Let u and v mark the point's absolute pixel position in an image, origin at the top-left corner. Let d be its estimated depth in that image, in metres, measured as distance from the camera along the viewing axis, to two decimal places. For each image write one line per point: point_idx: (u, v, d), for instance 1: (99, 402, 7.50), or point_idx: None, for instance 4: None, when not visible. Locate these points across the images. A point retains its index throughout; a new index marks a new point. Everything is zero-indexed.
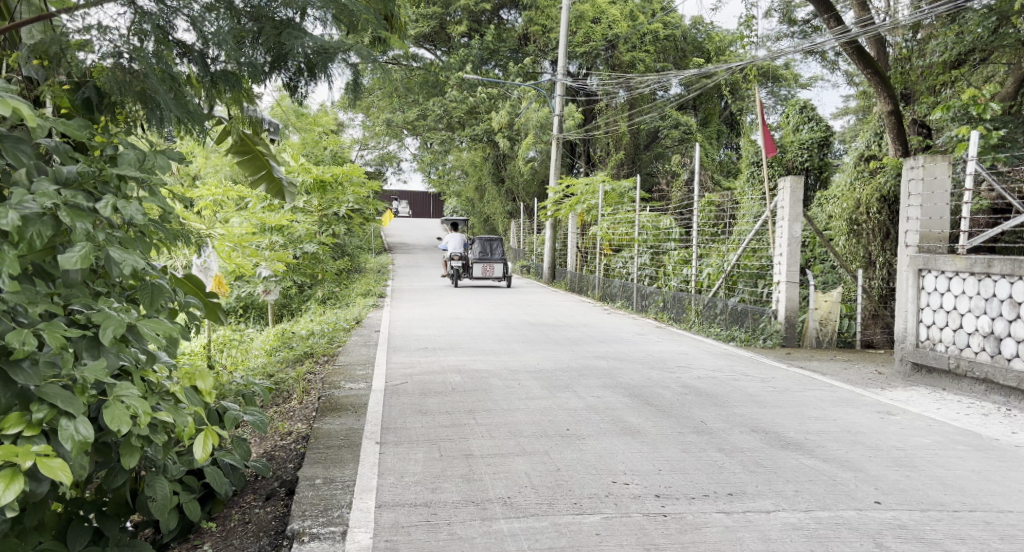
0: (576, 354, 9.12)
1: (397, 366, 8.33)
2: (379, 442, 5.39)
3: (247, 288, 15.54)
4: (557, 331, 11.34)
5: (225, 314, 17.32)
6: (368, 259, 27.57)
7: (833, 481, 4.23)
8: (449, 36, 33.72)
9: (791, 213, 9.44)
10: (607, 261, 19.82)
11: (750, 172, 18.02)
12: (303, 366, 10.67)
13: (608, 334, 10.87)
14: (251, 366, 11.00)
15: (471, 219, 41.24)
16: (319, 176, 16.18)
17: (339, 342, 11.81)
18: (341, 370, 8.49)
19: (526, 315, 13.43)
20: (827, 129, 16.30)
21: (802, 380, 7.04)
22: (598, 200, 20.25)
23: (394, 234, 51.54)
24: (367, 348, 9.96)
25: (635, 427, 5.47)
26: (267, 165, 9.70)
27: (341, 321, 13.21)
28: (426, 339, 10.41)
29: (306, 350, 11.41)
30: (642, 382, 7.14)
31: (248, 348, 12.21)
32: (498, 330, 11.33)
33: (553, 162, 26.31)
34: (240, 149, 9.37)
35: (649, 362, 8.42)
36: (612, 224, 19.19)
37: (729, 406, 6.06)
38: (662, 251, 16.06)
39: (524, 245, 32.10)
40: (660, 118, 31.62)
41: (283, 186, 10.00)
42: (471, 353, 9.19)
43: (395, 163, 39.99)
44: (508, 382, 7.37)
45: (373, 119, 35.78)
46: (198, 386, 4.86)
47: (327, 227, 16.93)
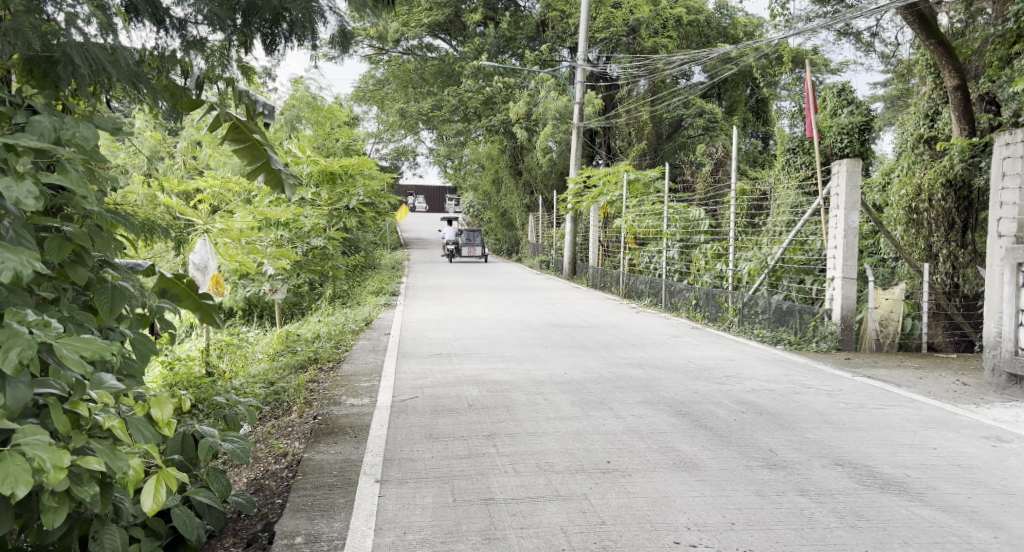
0: (608, 361, 8.14)
1: (406, 376, 7.40)
2: (379, 479, 4.45)
3: (253, 287, 14.69)
4: (583, 333, 10.36)
5: (231, 314, 16.52)
6: (384, 255, 26.77)
7: (965, 545, 3.26)
8: (464, 25, 32.92)
9: (848, 201, 8.44)
10: (632, 255, 18.84)
11: (785, 159, 16.98)
12: (308, 373, 9.77)
13: (640, 337, 9.87)
14: (251, 373, 10.15)
15: (488, 214, 40.35)
16: (327, 167, 15.31)
17: (346, 346, 10.89)
18: (345, 381, 7.56)
19: (549, 315, 12.47)
20: (868, 112, 15.20)
21: (876, 392, 6.04)
22: (622, 190, 19.26)
23: (410, 230, 50.78)
24: (375, 354, 9.05)
25: (691, 459, 4.50)
26: (265, 155, 8.65)
27: (349, 323, 12.27)
28: (439, 343, 9.48)
29: (312, 355, 10.49)
30: (689, 397, 6.16)
31: (250, 353, 11.34)
32: (519, 333, 10.37)
33: (573, 152, 25.38)
34: (235, 134, 8.40)
35: (692, 370, 7.43)
36: (637, 216, 18.15)
37: (800, 428, 5.07)
38: (691, 244, 15.07)
39: (543, 240, 31.15)
40: (684, 106, 30.73)
41: (282, 179, 8.89)
42: (490, 360, 8.24)
43: (410, 156, 39.20)
44: (533, 397, 6.42)
45: (388, 112, 34.96)
46: (153, 415, 3.98)
47: (336, 222, 16.06)
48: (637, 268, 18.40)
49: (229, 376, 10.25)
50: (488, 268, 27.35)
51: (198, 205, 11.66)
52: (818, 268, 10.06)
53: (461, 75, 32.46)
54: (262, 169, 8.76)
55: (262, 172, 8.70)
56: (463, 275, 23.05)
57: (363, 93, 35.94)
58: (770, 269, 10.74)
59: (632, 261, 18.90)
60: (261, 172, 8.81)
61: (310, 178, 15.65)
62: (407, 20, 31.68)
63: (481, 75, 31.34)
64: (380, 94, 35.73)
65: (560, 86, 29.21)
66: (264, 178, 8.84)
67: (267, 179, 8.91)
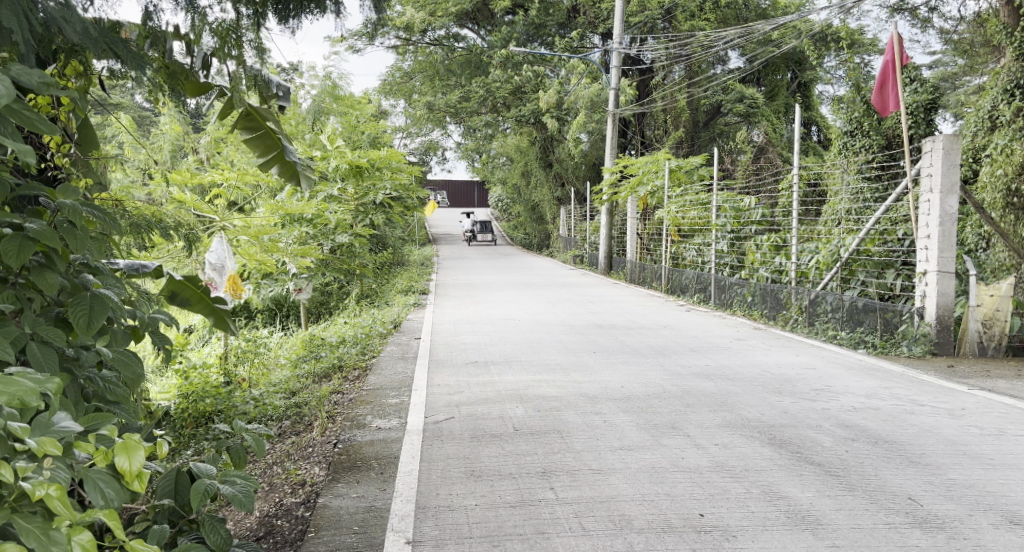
0: (670, 370, 7.12)
1: (439, 391, 6.46)
2: (412, 540, 3.49)
3: (277, 287, 13.87)
4: (635, 336, 9.33)
5: (253, 315, 15.72)
6: (412, 252, 25.89)
7: None
8: (492, 14, 32.09)
9: (945, 183, 7.76)
10: (676, 248, 17.87)
11: (842, 142, 16.01)
12: (331, 382, 8.84)
13: (699, 341, 8.85)
14: (272, 381, 9.32)
15: (518, 208, 39.41)
16: (353, 160, 14.43)
17: (373, 352, 9.91)
18: (369, 396, 6.63)
19: (591, 315, 11.51)
20: (933, 90, 14.24)
21: (1009, 412, 5.02)
22: (663, 179, 18.32)
23: (439, 226, 49.89)
24: (404, 362, 8.13)
25: (810, 512, 3.52)
26: (279, 144, 7.77)
27: (376, 325, 11.31)
28: (475, 349, 8.55)
29: (337, 361, 9.55)
30: (780, 419, 5.14)
31: (272, 358, 10.53)
32: (561, 336, 9.42)
33: (609, 141, 24.38)
34: (247, 121, 7.53)
35: (771, 383, 6.41)
36: (682, 207, 17.13)
37: (936, 464, 4.07)
38: (744, 236, 14.17)
39: (575, 233, 30.11)
40: (723, 92, 29.78)
41: (298, 169, 7.97)
42: (533, 370, 7.27)
43: (439, 151, 38.32)
44: (589, 417, 5.42)
45: (415, 105, 34.06)
46: (117, 464, 2.93)
47: (363, 218, 15.21)
48: (682, 261, 17.41)
49: (251, 385, 9.37)
50: (520, 263, 26.40)
51: (215, 201, 10.80)
52: (909, 251, 9.12)
53: (490, 65, 31.59)
54: (275, 159, 7.86)
55: (276, 162, 7.81)
56: (495, 272, 22.10)
57: (389, 86, 35.06)
58: (844, 261, 9.98)
59: (676, 254, 17.88)
60: (274, 163, 7.90)
61: (337, 172, 14.79)
62: (433, 9, 30.75)
63: (510, 64, 30.36)
64: (407, 86, 34.84)
65: (592, 73, 28.18)
66: (278, 170, 7.92)
67: (281, 170, 7.97)
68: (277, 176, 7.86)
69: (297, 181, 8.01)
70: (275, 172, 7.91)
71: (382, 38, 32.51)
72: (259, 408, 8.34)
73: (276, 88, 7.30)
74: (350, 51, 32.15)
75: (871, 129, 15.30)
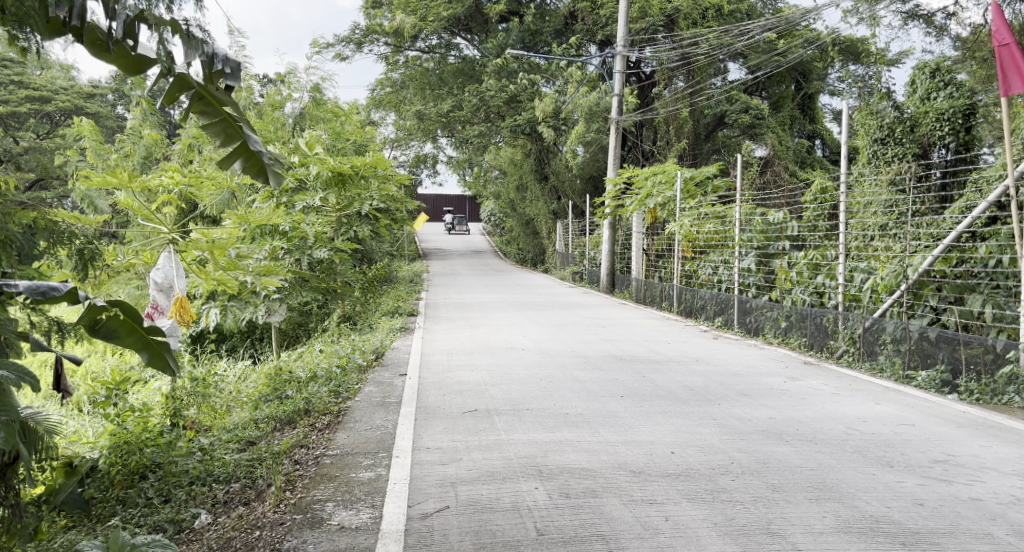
0: (729, 425, 5.61)
1: (430, 460, 4.91)
2: None
3: (248, 309, 12.23)
4: (666, 374, 7.79)
5: (221, 340, 14.10)
6: (400, 269, 24.30)
7: None
8: (486, 22, 30.78)
9: None
10: (688, 266, 16.40)
11: (873, 151, 14.69)
12: (293, 432, 7.19)
13: (747, 381, 7.33)
14: (229, 425, 7.73)
15: (510, 223, 37.97)
16: (337, 166, 12.87)
17: (349, 392, 8.16)
18: (334, 465, 5.07)
19: (606, 345, 9.97)
20: (971, 95, 13.12)
21: None
22: (674, 191, 16.89)
23: (429, 240, 48.22)
24: (386, 409, 6.55)
25: None
26: (241, 134, 6.99)
27: (353, 355, 9.63)
28: (473, 392, 6.97)
29: (304, 403, 7.85)
30: (921, 519, 3.71)
31: (236, 395, 8.97)
32: (575, 373, 7.86)
33: (611, 152, 22.81)
34: (201, 106, 6.78)
35: (868, 449, 4.89)
36: (696, 219, 15.65)
37: None
38: (772, 253, 12.80)
39: (573, 249, 28.52)
40: (728, 102, 28.72)
41: (265, 165, 7.12)
42: (550, 426, 5.74)
43: (429, 164, 36.84)
44: (644, 511, 3.92)
45: (404, 116, 32.47)
46: None
47: (345, 231, 13.63)
48: (696, 279, 15.88)
49: (200, 433, 7.71)
50: (516, 280, 24.89)
51: (162, 211, 9.06)
52: (1001, 271, 7.90)
53: (483, 73, 30.17)
54: (238, 152, 7.05)
55: (238, 155, 6.99)
56: (490, 290, 20.53)
57: (379, 97, 33.53)
58: (913, 283, 8.61)
59: (690, 273, 16.36)
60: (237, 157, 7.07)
61: (317, 180, 13.14)
62: (425, 14, 29.23)
63: (504, 72, 28.89)
64: (396, 96, 33.28)
65: (591, 82, 26.66)
66: (242, 165, 7.09)
67: (246, 165, 7.13)
68: (238, 171, 7.04)
69: (264, 177, 7.15)
70: (238, 167, 7.08)
71: (372, 45, 31.31)
72: (203, 465, 6.71)
73: (222, 61, 5.73)
74: (337, 57, 30.65)
75: (903, 136, 13.91)
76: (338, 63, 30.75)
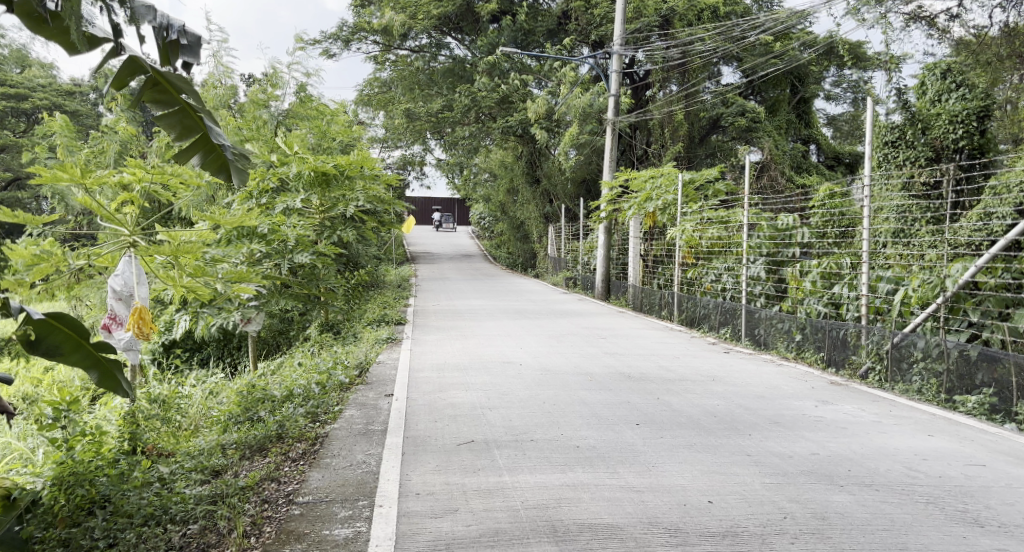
0: (771, 467, 4.86)
1: (428, 533, 4.24)
2: None
3: (221, 316, 11.29)
4: (681, 395, 7.08)
5: (194, 351, 13.24)
6: (387, 274, 23.42)
7: None
8: (477, 21, 30.00)
9: None
10: (688, 273, 15.65)
11: (882, 156, 13.72)
12: (263, 463, 6.34)
13: (774, 406, 6.63)
14: (191, 451, 6.89)
15: (500, 227, 37.13)
16: (319, 165, 12.10)
17: (327, 414, 7.36)
18: (315, 531, 4.37)
19: (610, 361, 9.24)
20: (986, 96, 12.39)
21: None
22: (674, 195, 16.13)
23: (417, 243, 47.19)
24: (369, 437, 5.78)
25: None
26: (201, 125, 6.68)
27: (334, 371, 8.75)
28: (468, 418, 6.23)
29: (276, 427, 7.00)
30: None
31: (203, 419, 8.16)
32: (581, 394, 7.13)
33: (607, 154, 22.07)
34: (156, 94, 6.47)
35: (938, 515, 4.22)
36: (698, 224, 14.89)
37: None
38: (781, 260, 12.07)
39: (565, 254, 27.73)
40: (724, 105, 28.03)
41: (227, 160, 6.73)
42: (560, 461, 5.02)
43: (418, 165, 35.96)
44: None
45: (393, 116, 31.60)
46: None
47: (328, 235, 12.78)
48: (698, 287, 15.13)
49: (160, 461, 6.83)
50: (507, 286, 24.12)
51: (122, 211, 8.25)
52: None
53: (474, 74, 29.37)
54: (197, 144, 6.68)
55: (196, 146, 6.62)
56: (480, 296, 19.67)
57: (367, 97, 32.65)
58: (949, 296, 7.92)
59: (691, 280, 15.57)
60: (196, 150, 6.69)
61: (298, 180, 12.36)
62: (414, 12, 28.43)
63: (496, 72, 28.07)
64: (385, 96, 32.40)
65: (584, 82, 25.89)
66: (201, 159, 6.70)
67: (206, 160, 6.73)
68: (197, 164, 6.64)
69: (224, 174, 6.75)
70: (197, 161, 6.68)
71: (360, 42, 30.50)
72: (159, 500, 5.77)
73: (178, 33, 5.31)
74: (324, 54, 29.76)
75: (914, 139, 12.95)
76: (325, 60, 29.87)
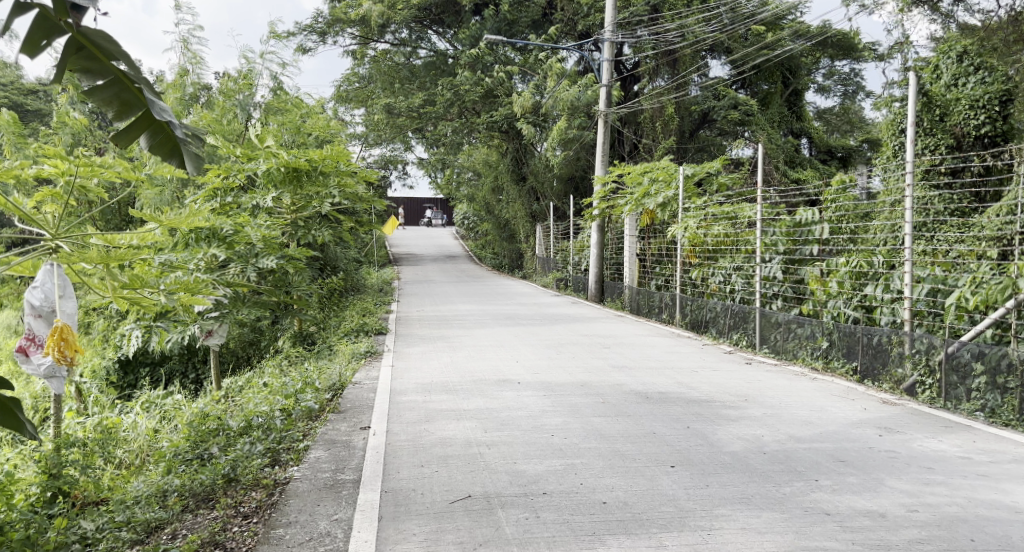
0: (864, 540, 3.81)
1: None
2: None
3: (176, 329, 10.02)
4: (713, 420, 6.00)
5: (150, 370, 12.01)
6: (367, 278, 22.20)
7: None
8: (458, 13, 28.73)
9: None
10: (690, 275, 14.53)
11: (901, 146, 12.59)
12: (211, 516, 5.16)
13: (830, 433, 5.57)
14: (122, 498, 5.67)
15: (484, 227, 35.88)
16: (290, 161, 10.89)
17: (292, 450, 6.17)
18: None
19: (620, 377, 8.13)
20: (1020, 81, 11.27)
21: None
22: (673, 190, 15.01)
23: (401, 244, 45.83)
24: (340, 492, 4.68)
25: None
26: (142, 99, 5.56)
27: (302, 394, 7.51)
28: (464, 460, 5.14)
29: (225, 469, 5.78)
30: None
31: (147, 458, 6.97)
32: (594, 421, 6.05)
33: (599, 149, 20.90)
34: (84, 61, 5.27)
35: None
36: (702, 221, 13.76)
37: None
38: (799, 259, 10.95)
39: (554, 253, 26.56)
40: (716, 98, 26.88)
41: (178, 139, 5.69)
42: (591, 531, 3.99)
43: (398, 163, 34.66)
44: None
45: (371, 113, 30.30)
46: None
47: (301, 236, 11.62)
48: (701, 290, 14.00)
49: (83, 515, 5.57)
50: (495, 288, 22.89)
51: (44, 211, 7.05)
52: None
53: (456, 67, 28.13)
54: (140, 123, 5.56)
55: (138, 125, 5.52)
56: (468, 300, 18.45)
57: (345, 92, 31.34)
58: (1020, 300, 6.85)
59: (695, 281, 14.38)
60: (140, 130, 5.61)
61: (266, 177, 11.08)
62: (393, 2, 27.17)
63: (479, 65, 26.86)
64: (364, 92, 31.09)
65: (571, 75, 24.70)
66: (148, 141, 5.62)
67: (153, 142, 5.65)
68: (143, 147, 5.59)
69: (177, 158, 5.73)
70: (143, 143, 5.60)
71: (336, 35, 29.25)
72: None
73: None
74: (300, 49, 28.50)
75: None
76: (301, 53, 28.58)
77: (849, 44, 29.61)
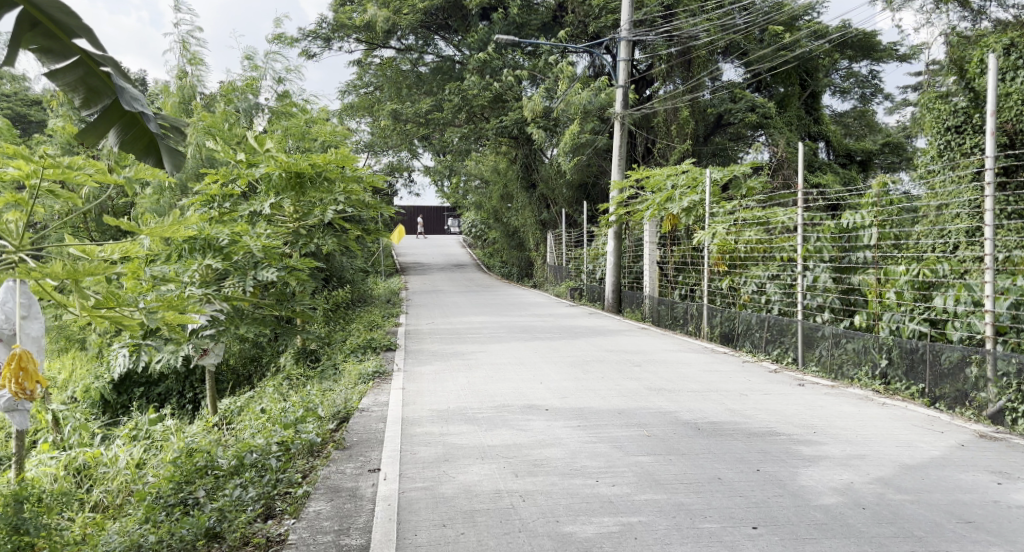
0: None
1: None
2: None
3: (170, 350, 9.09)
4: (785, 459, 5.11)
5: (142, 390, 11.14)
6: (374, 289, 21.30)
7: None
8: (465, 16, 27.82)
9: None
10: (717, 284, 13.59)
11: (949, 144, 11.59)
12: None
13: (931, 479, 4.69)
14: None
15: (492, 235, 34.93)
16: (291, 165, 9.98)
17: (290, 495, 5.28)
18: None
19: (660, 402, 7.22)
20: None
21: None
22: (698, 194, 14.07)
23: (409, 253, 44.89)
24: None
25: None
26: (112, 86, 4.67)
27: (302, 424, 6.60)
28: (497, 517, 4.28)
29: (210, 521, 4.87)
30: None
31: (125, 501, 6.09)
32: (643, 460, 5.16)
33: (615, 153, 19.95)
34: (41, 39, 4.43)
35: None
36: (732, 226, 12.81)
37: None
38: (846, 267, 10.00)
39: (566, 262, 25.65)
40: (732, 100, 25.88)
41: (154, 134, 4.77)
42: None
43: (405, 171, 33.77)
44: None
45: (377, 120, 29.45)
46: None
47: (303, 246, 10.66)
48: (731, 300, 13.06)
49: None
50: (507, 299, 21.94)
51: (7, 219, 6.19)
52: None
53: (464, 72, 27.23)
54: (109, 114, 4.68)
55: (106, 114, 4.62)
56: (480, 312, 17.52)
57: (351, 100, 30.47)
58: None
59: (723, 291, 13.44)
60: (110, 122, 4.70)
61: (265, 183, 10.19)
62: (398, 6, 26.29)
63: (487, 69, 25.96)
64: (369, 99, 30.23)
65: (584, 78, 23.78)
66: (118, 137, 4.72)
67: (124, 138, 4.75)
68: (113, 143, 4.68)
69: (153, 156, 4.81)
70: (112, 140, 4.71)
71: (341, 41, 28.54)
72: None
73: None
74: (303, 54, 27.68)
75: None
76: (305, 59, 27.78)
77: (868, 44, 28.57)
